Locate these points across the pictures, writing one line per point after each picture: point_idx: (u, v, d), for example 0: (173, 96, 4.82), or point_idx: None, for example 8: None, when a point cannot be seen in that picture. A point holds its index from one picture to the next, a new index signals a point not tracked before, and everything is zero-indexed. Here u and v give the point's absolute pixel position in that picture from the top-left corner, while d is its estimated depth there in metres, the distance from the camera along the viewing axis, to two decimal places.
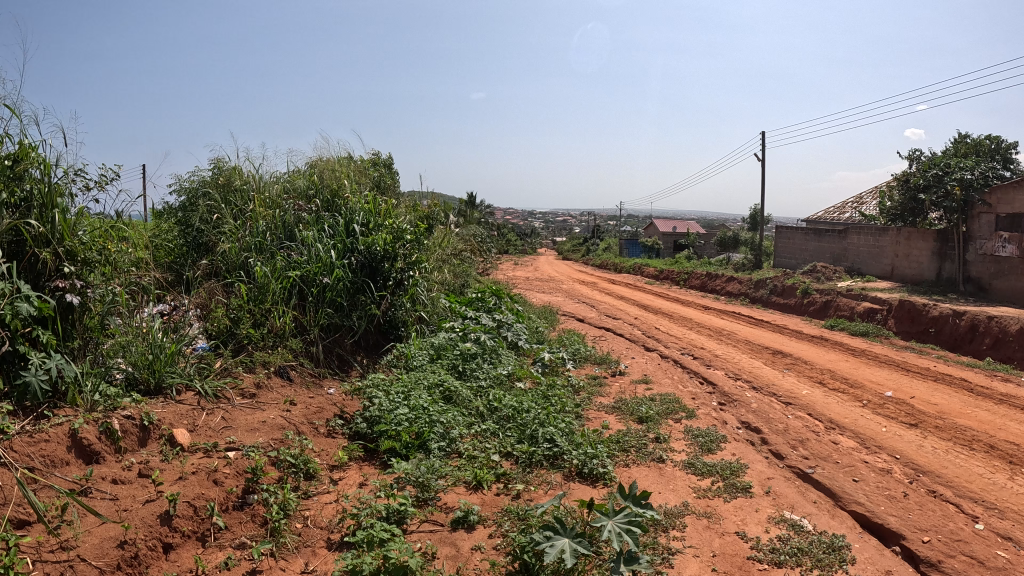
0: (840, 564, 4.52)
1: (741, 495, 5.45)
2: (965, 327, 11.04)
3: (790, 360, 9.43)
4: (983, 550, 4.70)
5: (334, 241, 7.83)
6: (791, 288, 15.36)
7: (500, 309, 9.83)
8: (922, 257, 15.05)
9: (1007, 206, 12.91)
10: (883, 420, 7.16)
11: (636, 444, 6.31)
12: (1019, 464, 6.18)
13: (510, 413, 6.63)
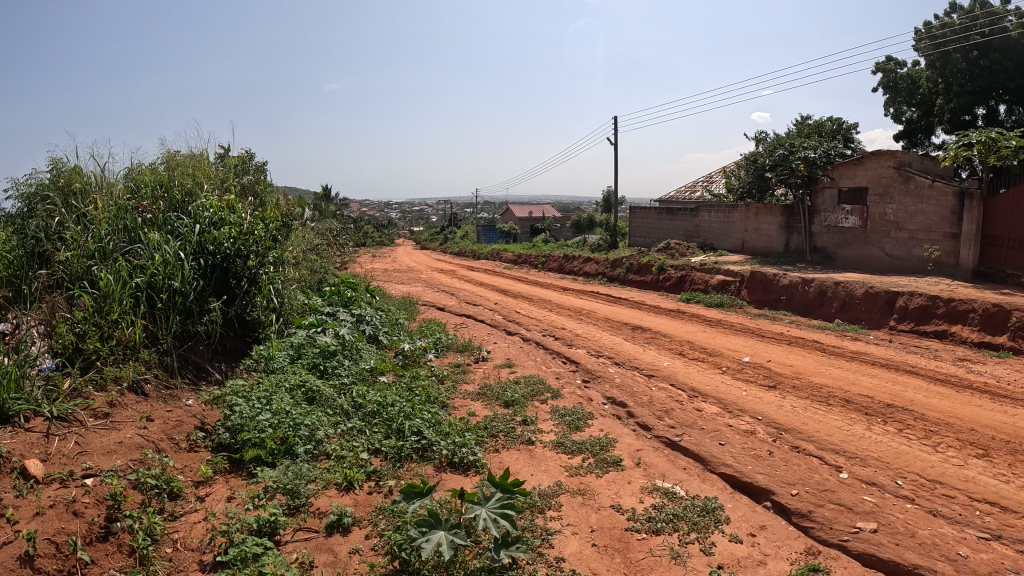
0: (715, 526, 4.57)
1: (613, 469, 5.39)
2: (814, 293, 11.60)
3: (650, 334, 9.56)
4: (851, 497, 4.86)
5: (180, 243, 6.95)
6: (647, 266, 15.69)
7: (356, 301, 9.44)
8: (770, 231, 15.70)
9: (847, 181, 13.61)
10: (743, 384, 7.35)
11: (504, 429, 6.13)
12: (871, 415, 6.48)
13: (375, 409, 6.32)
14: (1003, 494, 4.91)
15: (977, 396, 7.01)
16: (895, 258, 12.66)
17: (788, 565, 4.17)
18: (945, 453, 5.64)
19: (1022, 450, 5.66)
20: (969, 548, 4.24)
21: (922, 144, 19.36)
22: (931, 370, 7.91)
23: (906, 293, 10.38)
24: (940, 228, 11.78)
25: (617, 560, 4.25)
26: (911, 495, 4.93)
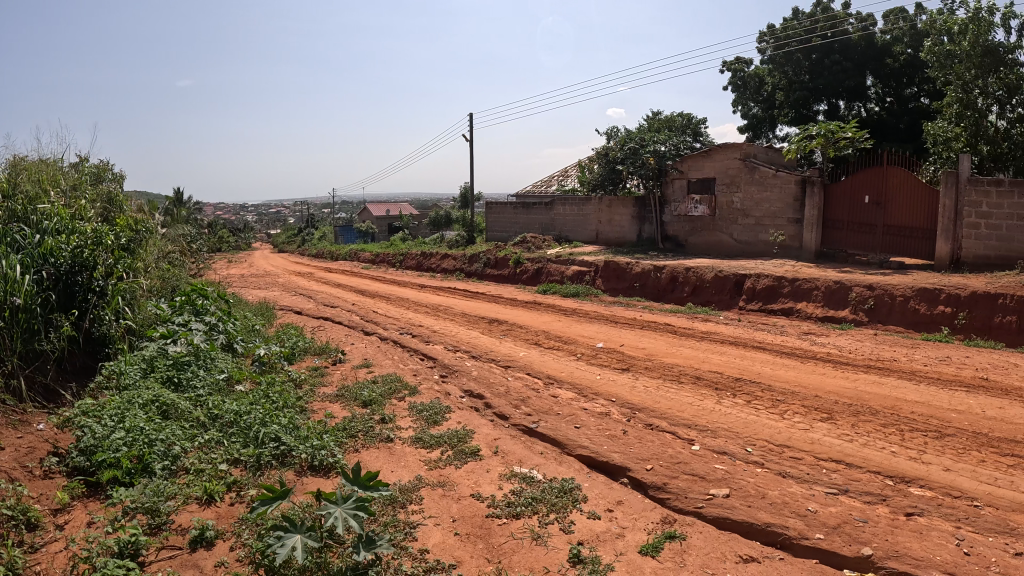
0: (572, 505, 4.70)
1: (471, 460, 5.44)
2: (666, 279, 12.11)
3: (507, 327, 9.70)
4: (703, 467, 5.11)
5: (20, 254, 6.39)
6: (504, 260, 15.92)
7: (210, 307, 9.02)
8: (623, 222, 16.21)
9: (696, 172, 14.28)
10: (598, 368, 7.59)
11: (362, 428, 6.07)
12: (722, 389, 6.84)
13: (232, 419, 6.08)
14: (846, 452, 5.29)
15: (818, 365, 7.53)
16: (743, 243, 13.38)
17: (645, 536, 4.34)
18: (792, 419, 6.03)
19: (862, 412, 6.12)
20: (817, 504, 4.54)
21: (765, 138, 20.47)
22: (776, 344, 8.44)
23: (752, 275, 11.00)
24: (784, 214, 12.57)
25: (479, 546, 4.30)
26: (761, 459, 5.23)
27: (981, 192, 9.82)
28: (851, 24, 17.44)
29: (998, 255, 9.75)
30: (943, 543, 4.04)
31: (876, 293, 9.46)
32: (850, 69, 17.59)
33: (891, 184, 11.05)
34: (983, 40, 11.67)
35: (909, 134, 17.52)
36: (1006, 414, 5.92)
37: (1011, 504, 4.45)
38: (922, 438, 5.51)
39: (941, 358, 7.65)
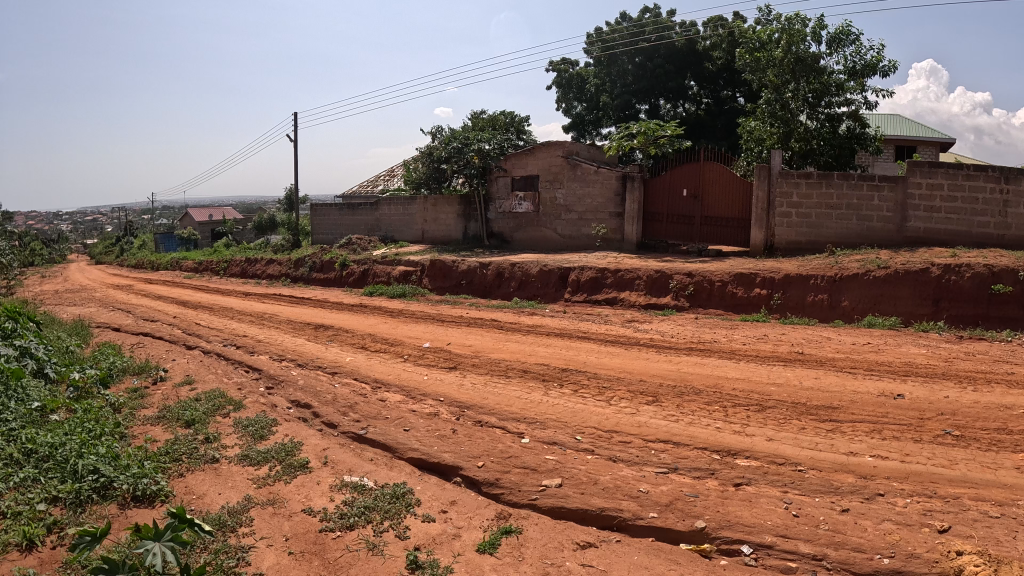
0: (406, 510, 4.58)
1: (301, 473, 5.21)
2: (492, 275, 12.17)
3: (332, 332, 9.42)
4: (534, 459, 5.13)
5: None
6: (330, 263, 15.53)
7: (19, 328, 8.15)
8: (448, 220, 16.21)
9: (519, 170, 14.50)
10: (425, 368, 7.52)
11: (186, 450, 5.67)
12: (550, 380, 6.95)
13: (48, 453, 5.34)
14: (673, 432, 5.49)
15: (643, 351, 7.81)
16: (567, 237, 13.69)
17: (481, 533, 4.31)
18: (617, 404, 6.21)
19: (685, 392, 6.39)
20: (649, 484, 4.66)
21: (590, 137, 20.98)
22: (600, 333, 8.69)
23: (576, 268, 11.28)
24: (605, 209, 12.99)
25: (315, 564, 4.09)
26: (591, 446, 5.32)
27: (792, 184, 10.61)
28: (674, 31, 18.15)
29: (808, 241, 10.58)
30: (773, 508, 4.26)
31: (696, 280, 9.97)
32: (672, 72, 18.45)
33: (707, 177, 11.69)
34: (796, 49, 12.51)
35: (724, 132, 18.66)
36: (818, 384, 6.38)
37: (832, 465, 4.77)
38: (742, 412, 5.83)
39: (758, 336, 8.15)
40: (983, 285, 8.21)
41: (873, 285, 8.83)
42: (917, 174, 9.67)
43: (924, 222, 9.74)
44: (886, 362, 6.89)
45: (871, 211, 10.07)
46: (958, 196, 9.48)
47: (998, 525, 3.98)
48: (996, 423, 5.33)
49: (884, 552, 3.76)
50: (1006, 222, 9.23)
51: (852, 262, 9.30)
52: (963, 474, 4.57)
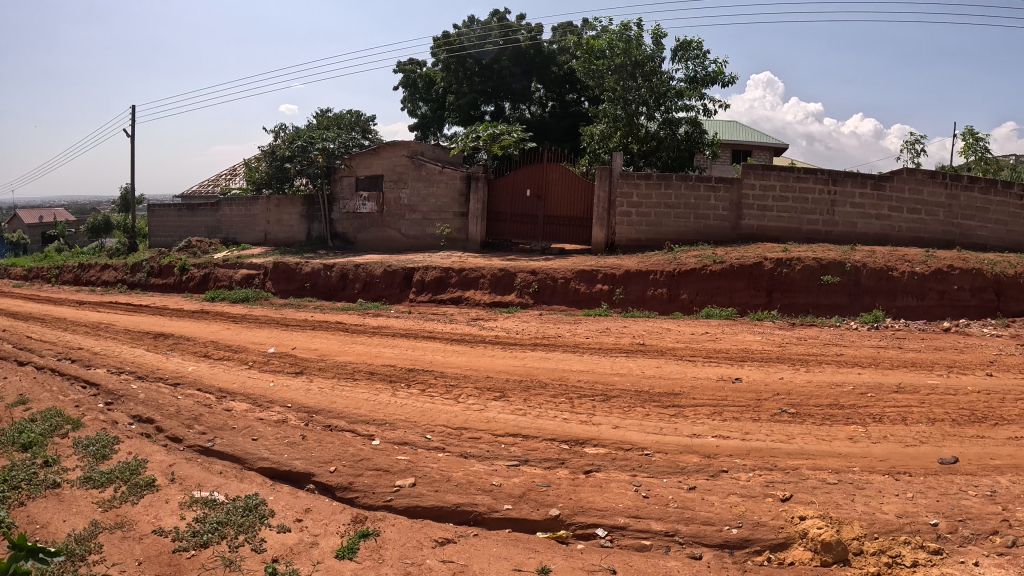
0: (260, 523, 4.45)
1: (148, 493, 4.94)
2: (336, 277, 11.73)
3: (174, 341, 8.96)
4: (387, 460, 4.94)
5: None
6: (169, 267, 14.78)
7: None
8: (291, 221, 15.59)
9: (364, 170, 13.94)
10: (271, 375, 7.07)
11: (23, 476, 5.22)
12: (396, 381, 6.50)
13: None
14: (522, 425, 5.34)
15: (488, 348, 7.43)
16: (411, 238, 13.24)
17: (339, 539, 4.26)
18: (465, 401, 5.88)
19: (531, 387, 6.15)
20: (501, 477, 4.64)
21: (434, 136, 21.20)
22: (447, 332, 8.23)
23: (420, 268, 11.03)
24: (450, 208, 12.76)
25: None
26: (442, 444, 5.13)
27: (632, 184, 10.96)
28: (522, 33, 18.47)
29: (648, 238, 11.03)
30: (624, 492, 4.43)
31: (539, 278, 10.05)
32: (519, 74, 18.74)
33: (551, 178, 11.93)
34: (638, 55, 13.09)
35: (568, 134, 19.26)
36: (660, 371, 6.52)
37: (676, 447, 4.98)
38: (587, 403, 5.78)
39: (602, 330, 8.15)
40: (813, 275, 9.15)
41: (710, 278, 9.44)
42: (752, 176, 10.52)
43: (757, 221, 10.66)
44: (724, 349, 7.24)
45: (708, 211, 10.75)
46: (790, 197, 10.53)
47: (835, 490, 4.44)
48: (827, 400, 5.85)
49: (732, 523, 4.10)
50: (833, 220, 10.51)
51: (690, 258, 9.86)
52: (800, 447, 5.00)
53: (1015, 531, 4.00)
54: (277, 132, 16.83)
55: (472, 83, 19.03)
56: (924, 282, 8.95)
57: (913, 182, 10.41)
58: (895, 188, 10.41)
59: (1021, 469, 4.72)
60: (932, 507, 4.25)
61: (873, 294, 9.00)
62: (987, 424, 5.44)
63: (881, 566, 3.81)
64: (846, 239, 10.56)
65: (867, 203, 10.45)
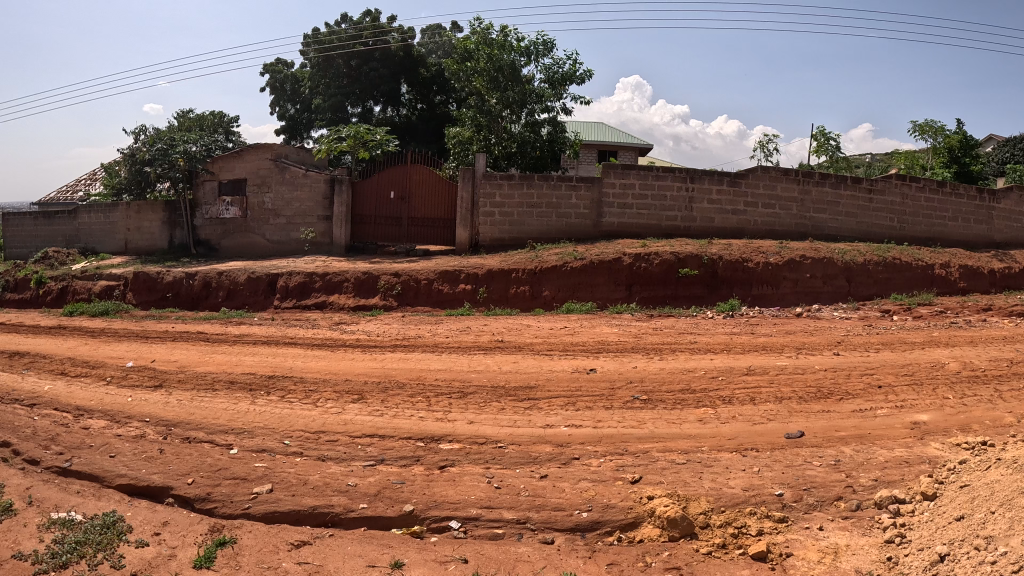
0: (118, 539, 4.33)
1: (3, 518, 4.68)
2: (199, 286, 11.37)
3: (28, 359, 8.47)
4: (243, 468, 4.90)
5: None
6: (24, 281, 13.91)
7: None
8: (153, 228, 14.95)
9: (227, 174, 13.60)
10: (128, 391, 6.81)
11: None
12: (256, 389, 6.42)
13: None
14: (378, 425, 5.41)
15: (347, 351, 7.43)
16: (275, 243, 12.98)
17: (196, 549, 4.20)
18: (324, 405, 5.90)
19: (390, 388, 6.22)
20: (356, 477, 4.70)
21: (302, 139, 20.81)
22: (308, 337, 8.15)
23: (284, 274, 10.84)
24: (314, 212, 12.58)
25: None
26: (300, 448, 5.12)
27: (495, 185, 11.07)
28: (392, 36, 18.52)
29: (510, 238, 11.19)
30: (476, 484, 4.57)
31: (402, 279, 10.05)
32: (387, 76, 18.66)
33: (415, 181, 12.08)
34: (503, 58, 13.34)
35: (435, 136, 19.59)
36: (517, 366, 6.72)
37: (530, 438, 5.17)
38: (445, 400, 5.90)
39: (462, 329, 8.29)
40: (671, 268, 9.64)
41: (570, 275, 9.73)
42: (612, 176, 10.91)
43: (617, 218, 11.06)
44: (581, 342, 7.52)
45: (569, 210, 11.05)
46: (648, 194, 10.99)
47: (683, 469, 4.73)
48: (678, 385, 6.19)
49: (582, 507, 4.31)
50: (691, 215, 11.05)
51: (551, 256, 10.11)
52: (650, 432, 5.27)
53: (857, 496, 4.42)
54: (138, 134, 16.10)
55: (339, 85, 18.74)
56: (778, 271, 9.64)
57: (767, 179, 11.10)
58: (751, 184, 11.07)
59: (861, 439, 5.17)
60: (778, 478, 4.60)
61: (729, 284, 9.63)
62: (832, 399, 5.90)
63: (727, 536, 4.08)
64: (704, 233, 11.12)
65: (723, 198, 11.06)
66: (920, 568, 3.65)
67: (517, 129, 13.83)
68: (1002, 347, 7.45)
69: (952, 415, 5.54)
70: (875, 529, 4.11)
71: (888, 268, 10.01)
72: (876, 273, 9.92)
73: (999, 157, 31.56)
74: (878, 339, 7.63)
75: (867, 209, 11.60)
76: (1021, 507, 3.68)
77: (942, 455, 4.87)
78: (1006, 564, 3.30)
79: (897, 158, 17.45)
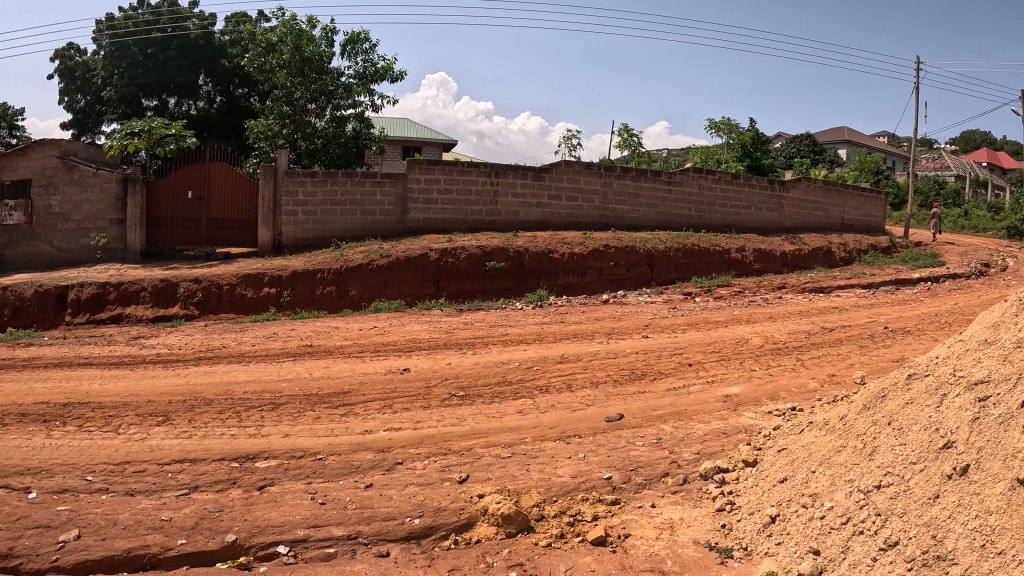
0: None
1: None
2: None
3: None
4: (44, 514, 4.03)
5: None
6: None
7: None
8: None
9: (7, 173, 11.74)
10: None
11: None
12: (49, 420, 5.56)
13: None
14: (188, 449, 4.86)
15: (148, 369, 6.70)
16: (62, 251, 11.42)
17: None
18: (127, 432, 5.22)
19: (198, 406, 5.65)
20: (170, 510, 4.10)
21: (91, 134, 19.17)
22: (103, 357, 7.30)
23: (75, 284, 9.30)
24: (105, 215, 11.36)
25: None
26: (105, 484, 4.42)
27: (297, 182, 10.34)
28: (191, 22, 17.68)
29: (315, 237, 10.51)
30: (299, 502, 4.17)
31: (203, 285, 9.15)
32: (184, 66, 17.64)
33: (213, 179, 11.32)
34: (310, 51, 12.81)
35: (235, 130, 18.47)
36: (329, 372, 6.33)
37: (349, 446, 4.83)
38: (257, 414, 5.44)
39: (268, 336, 7.77)
40: (478, 262, 9.58)
41: (377, 273, 9.35)
42: (416, 171, 10.61)
43: (423, 214, 10.78)
44: (393, 342, 7.20)
45: (374, 206, 10.59)
46: (453, 189, 10.82)
47: (510, 463, 4.56)
48: (494, 378, 6.05)
49: (413, 514, 4.03)
50: (496, 210, 11.04)
51: (357, 254, 9.63)
52: (471, 428, 5.08)
53: (682, 470, 4.44)
54: None
55: (132, 74, 17.51)
56: (583, 261, 9.91)
57: (570, 173, 11.30)
58: (554, 179, 11.23)
59: (678, 415, 5.23)
60: (605, 462, 4.54)
61: (536, 275, 9.76)
62: (646, 379, 5.98)
63: (564, 526, 3.94)
64: (509, 227, 11.15)
65: (527, 192, 11.13)
66: (754, 532, 3.67)
67: (320, 124, 13.40)
68: (796, 321, 7.96)
69: (760, 385, 5.76)
70: (705, 499, 4.13)
71: (687, 254, 10.59)
72: (677, 259, 10.48)
73: (782, 153, 34.35)
74: (683, 320, 7.88)
75: (667, 200, 12.10)
76: (839, 464, 3.80)
77: (755, 424, 5.01)
78: (836, 519, 3.40)
79: (694, 153, 18.43)
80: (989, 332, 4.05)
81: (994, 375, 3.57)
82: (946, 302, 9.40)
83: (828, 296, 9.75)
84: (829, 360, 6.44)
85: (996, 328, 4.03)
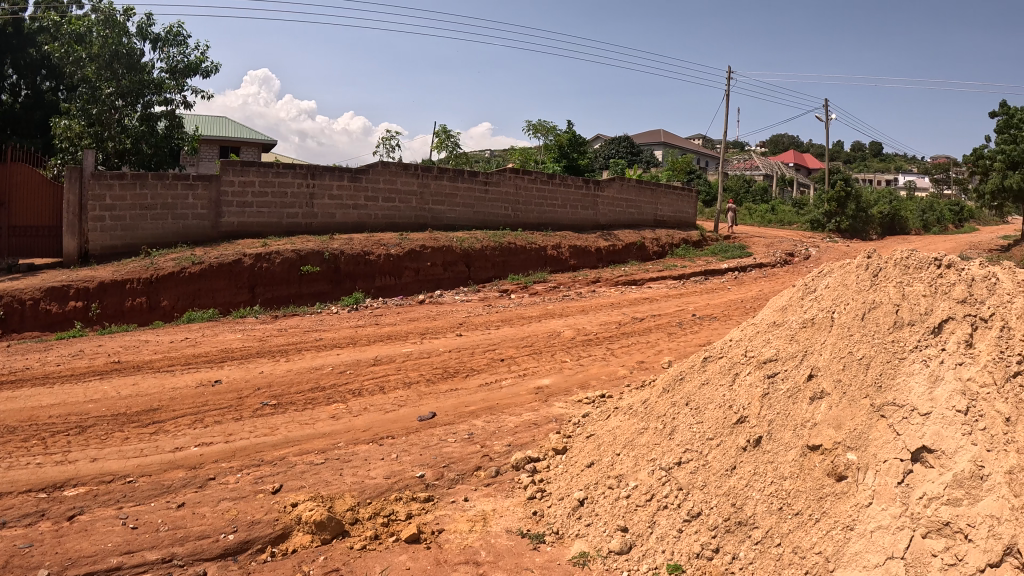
0: None
1: None
2: None
3: None
4: None
5: None
6: None
7: None
8: None
9: None
10: None
11: None
12: None
13: None
14: None
15: None
16: None
17: None
18: None
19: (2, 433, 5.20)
20: None
21: None
22: None
23: None
24: None
25: None
26: None
27: (104, 185, 9.61)
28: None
29: (124, 244, 9.83)
30: (110, 529, 3.92)
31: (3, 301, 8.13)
32: None
33: (13, 182, 10.39)
34: (119, 44, 12.05)
35: (39, 127, 17.06)
36: (137, 389, 5.99)
37: (159, 466, 4.63)
38: (63, 438, 5.09)
39: (73, 354, 7.27)
40: (293, 266, 9.38)
41: (190, 281, 8.94)
42: (230, 173, 10.24)
43: (237, 218, 10.42)
44: (203, 353, 6.93)
45: (186, 211, 10.09)
46: (268, 192, 10.53)
47: (323, 469, 4.54)
48: (306, 385, 5.97)
49: (227, 530, 3.91)
50: (312, 212, 10.86)
51: (167, 262, 9.15)
52: (284, 437, 5.00)
53: (495, 463, 4.60)
54: None
55: None
56: (400, 261, 10.00)
57: (387, 174, 11.30)
58: (371, 180, 11.19)
59: (490, 410, 5.39)
60: (417, 461, 4.62)
61: (352, 277, 9.72)
62: (458, 376, 6.12)
63: (378, 527, 3.96)
64: (325, 229, 11.01)
65: (343, 194, 11.04)
66: (565, 515, 3.86)
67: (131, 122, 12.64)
68: (606, 312, 8.40)
69: (570, 376, 6.05)
70: (517, 489, 4.30)
71: (503, 252, 10.89)
72: (493, 257, 10.77)
73: (603, 154, 35.83)
74: (496, 317, 8.10)
75: (485, 200, 12.38)
76: (641, 446, 4.07)
77: (565, 413, 5.27)
78: (642, 496, 3.63)
79: (513, 153, 18.93)
80: (778, 315, 4.49)
81: (781, 353, 3.97)
82: (749, 289, 10.24)
83: (639, 288, 10.35)
84: (638, 348, 6.85)
85: (783, 311, 4.48)
